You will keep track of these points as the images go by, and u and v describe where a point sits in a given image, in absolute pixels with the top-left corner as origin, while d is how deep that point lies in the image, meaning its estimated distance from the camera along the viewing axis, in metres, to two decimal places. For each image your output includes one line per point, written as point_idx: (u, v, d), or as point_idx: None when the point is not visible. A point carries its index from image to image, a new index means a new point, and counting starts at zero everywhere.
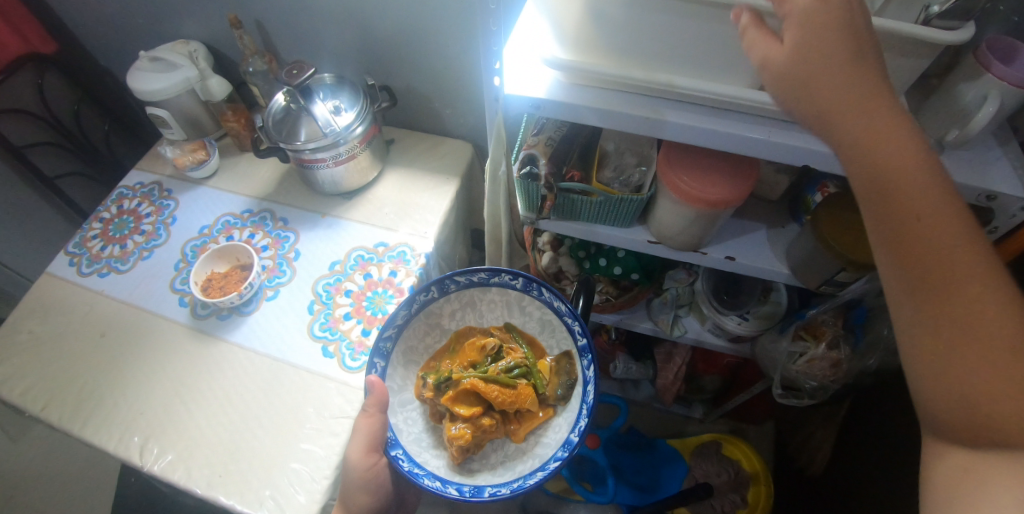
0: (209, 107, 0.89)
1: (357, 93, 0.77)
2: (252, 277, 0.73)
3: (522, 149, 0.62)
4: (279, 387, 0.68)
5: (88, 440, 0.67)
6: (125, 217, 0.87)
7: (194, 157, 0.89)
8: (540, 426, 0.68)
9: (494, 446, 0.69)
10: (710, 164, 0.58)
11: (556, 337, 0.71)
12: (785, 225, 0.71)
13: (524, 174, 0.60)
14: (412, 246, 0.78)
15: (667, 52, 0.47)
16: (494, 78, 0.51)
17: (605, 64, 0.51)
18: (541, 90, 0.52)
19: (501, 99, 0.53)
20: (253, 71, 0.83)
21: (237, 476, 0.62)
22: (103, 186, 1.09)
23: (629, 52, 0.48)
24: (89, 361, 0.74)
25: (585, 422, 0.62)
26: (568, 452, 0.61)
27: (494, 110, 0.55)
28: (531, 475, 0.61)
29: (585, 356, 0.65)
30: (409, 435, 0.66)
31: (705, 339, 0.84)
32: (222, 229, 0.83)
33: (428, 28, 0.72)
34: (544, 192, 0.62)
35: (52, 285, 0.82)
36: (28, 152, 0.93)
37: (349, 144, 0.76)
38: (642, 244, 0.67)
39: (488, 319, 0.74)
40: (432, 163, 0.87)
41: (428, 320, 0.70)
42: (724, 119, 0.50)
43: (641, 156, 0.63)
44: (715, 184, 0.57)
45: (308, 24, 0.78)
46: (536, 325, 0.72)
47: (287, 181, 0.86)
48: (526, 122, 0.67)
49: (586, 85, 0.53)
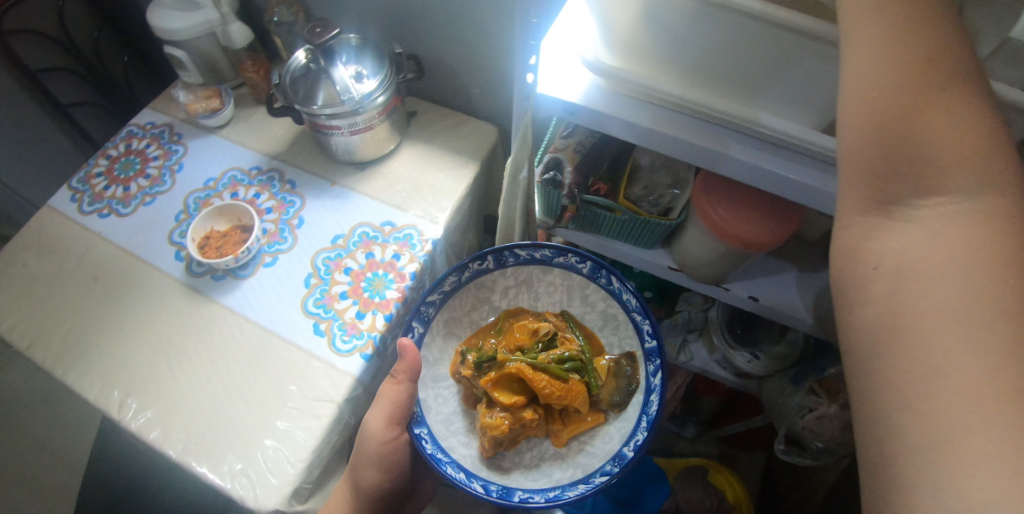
0: (228, 52, 0.84)
1: (382, 60, 0.71)
2: (251, 242, 0.70)
3: (548, 152, 0.57)
4: (262, 361, 0.66)
5: (72, 387, 0.67)
6: (131, 157, 0.84)
7: (206, 104, 0.84)
8: (585, 432, 0.63)
9: (530, 445, 0.64)
10: (751, 199, 0.53)
11: (618, 334, 0.66)
12: (818, 269, 0.65)
13: (546, 179, 0.55)
14: (420, 230, 0.74)
15: (732, 74, 0.42)
16: (528, 74, 0.45)
17: (657, 77, 0.45)
18: (576, 94, 0.46)
19: (532, 97, 0.47)
20: (279, 21, 0.78)
21: (211, 445, 0.61)
22: (117, 118, 1.06)
23: (690, 69, 0.43)
24: (78, 304, 0.73)
25: (641, 437, 0.57)
26: (617, 467, 0.56)
27: (523, 108, 0.49)
28: (571, 485, 0.57)
29: (652, 362, 0.60)
30: (437, 414, 0.63)
31: (713, 370, 0.80)
32: (228, 184, 0.80)
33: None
34: (565, 202, 0.57)
35: (53, 219, 0.81)
36: (42, 75, 0.90)
37: (368, 114, 0.71)
38: (662, 269, 0.63)
39: (544, 303, 0.69)
40: (453, 143, 0.82)
41: (473, 295, 0.66)
42: (778, 158, 0.46)
43: (677, 177, 0.58)
44: (753, 221, 0.52)
45: None
46: (597, 319, 0.67)
47: (300, 142, 0.83)
48: (557, 122, 0.63)
49: (627, 96, 0.48)
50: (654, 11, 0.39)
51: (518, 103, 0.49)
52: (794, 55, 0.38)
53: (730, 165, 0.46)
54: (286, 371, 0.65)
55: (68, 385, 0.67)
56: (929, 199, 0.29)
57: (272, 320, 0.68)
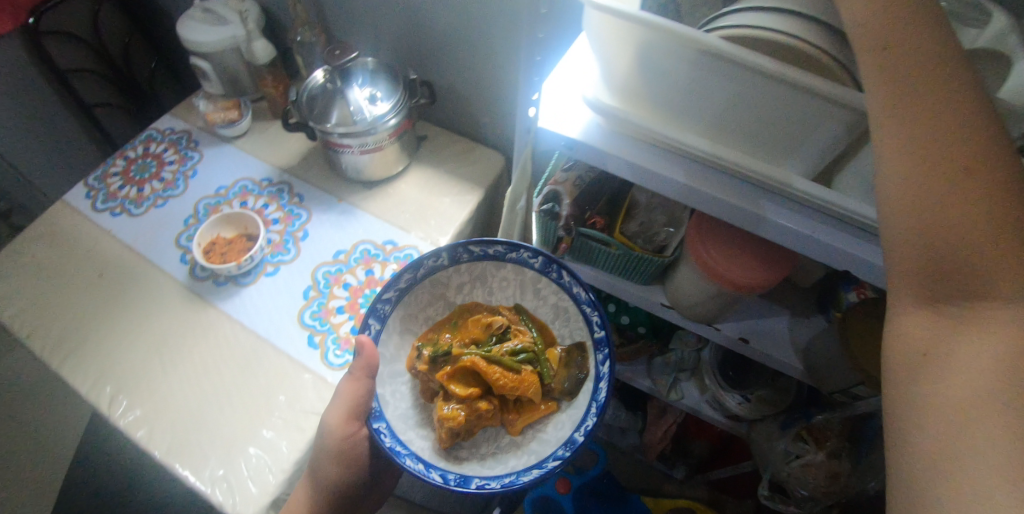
0: (250, 67, 0.88)
1: (397, 85, 0.74)
2: (255, 250, 0.72)
3: (548, 183, 0.58)
4: (254, 369, 0.67)
5: (67, 378, 0.68)
6: (148, 160, 0.87)
7: (225, 115, 0.87)
8: (541, 421, 0.61)
9: (487, 436, 0.62)
10: (744, 243, 0.54)
11: (570, 326, 0.63)
12: (810, 316, 0.66)
13: (544, 210, 0.57)
14: (420, 251, 0.75)
15: (741, 126, 0.43)
16: (529, 108, 0.47)
17: (664, 124, 0.46)
18: (577, 130, 0.48)
19: (533, 131, 0.49)
20: (301, 41, 0.82)
21: (196, 449, 0.61)
22: (138, 120, 1.09)
23: (693, 117, 0.44)
24: (82, 298, 0.75)
25: (593, 421, 0.55)
26: (570, 452, 0.54)
27: (524, 141, 0.51)
28: (526, 471, 0.54)
29: (602, 350, 0.58)
30: (396, 410, 0.59)
31: (705, 412, 0.79)
32: (238, 193, 0.82)
33: (479, 33, 0.69)
34: (561, 233, 0.58)
35: (65, 213, 0.83)
36: (71, 76, 0.94)
37: (379, 136, 0.74)
38: (654, 306, 0.63)
39: (498, 298, 0.66)
40: (459, 169, 0.84)
41: (430, 294, 0.63)
42: (804, 217, 0.46)
43: (672, 216, 0.60)
44: (742, 265, 0.53)
45: (362, 6, 0.76)
46: (549, 312, 0.64)
47: (311, 158, 0.85)
48: (557, 157, 0.65)
49: (629, 138, 0.49)
50: (655, 59, 0.41)
51: (520, 138, 0.51)
52: (789, 108, 0.39)
53: (765, 226, 0.47)
54: (277, 380, 0.66)
55: (64, 378, 0.68)
56: (976, 302, 0.29)
57: (269, 329, 0.70)
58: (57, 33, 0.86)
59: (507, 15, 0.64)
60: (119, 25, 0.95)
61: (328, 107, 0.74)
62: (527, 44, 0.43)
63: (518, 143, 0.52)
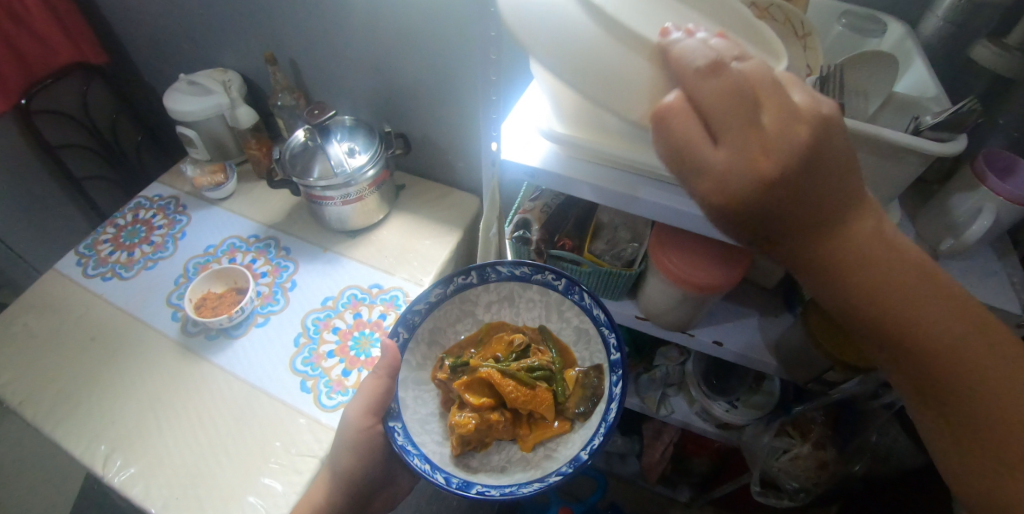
0: (234, 132, 0.94)
1: (374, 139, 0.80)
2: (244, 302, 0.75)
3: (518, 213, 0.64)
4: (248, 417, 0.68)
5: (59, 442, 0.68)
6: (137, 226, 0.90)
7: (211, 180, 0.92)
8: (552, 439, 0.61)
9: (499, 447, 0.63)
10: (703, 245, 0.59)
11: (590, 348, 0.64)
12: (778, 314, 0.70)
13: (517, 237, 0.63)
14: (405, 292, 0.79)
15: None
16: (493, 143, 0.53)
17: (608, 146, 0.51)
18: (534, 158, 0.54)
19: (498, 163, 0.55)
20: (282, 105, 0.89)
21: (191, 501, 0.62)
22: (125, 191, 1.14)
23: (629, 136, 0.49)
24: (74, 362, 0.76)
25: (599, 440, 0.54)
26: (574, 469, 0.54)
27: (492, 173, 0.57)
28: (527, 483, 0.54)
29: (614, 372, 0.58)
30: (415, 414, 0.60)
31: (696, 423, 0.82)
32: (227, 250, 0.85)
33: (445, 85, 0.76)
34: (533, 256, 0.63)
35: (56, 282, 0.85)
36: (61, 152, 0.98)
37: (359, 185, 0.79)
38: (631, 319, 0.68)
39: (524, 318, 0.68)
40: (438, 211, 0.89)
41: (457, 310, 0.65)
42: (706, 207, 0.52)
43: (635, 232, 0.65)
44: (704, 267, 0.57)
45: (336, 69, 0.83)
46: (572, 334, 0.65)
47: (296, 213, 0.89)
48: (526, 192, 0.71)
49: (583, 161, 0.54)
50: None
51: (485, 173, 0.57)
52: None
53: (645, 206, 0.53)
54: (270, 426, 0.67)
55: (58, 441, 0.69)
56: None
57: (262, 378, 0.71)
58: (48, 111, 0.93)
59: (468, 67, 0.71)
60: (107, 104, 1.01)
61: (309, 161, 0.79)
62: (484, 92, 0.49)
63: (485, 178, 0.57)
